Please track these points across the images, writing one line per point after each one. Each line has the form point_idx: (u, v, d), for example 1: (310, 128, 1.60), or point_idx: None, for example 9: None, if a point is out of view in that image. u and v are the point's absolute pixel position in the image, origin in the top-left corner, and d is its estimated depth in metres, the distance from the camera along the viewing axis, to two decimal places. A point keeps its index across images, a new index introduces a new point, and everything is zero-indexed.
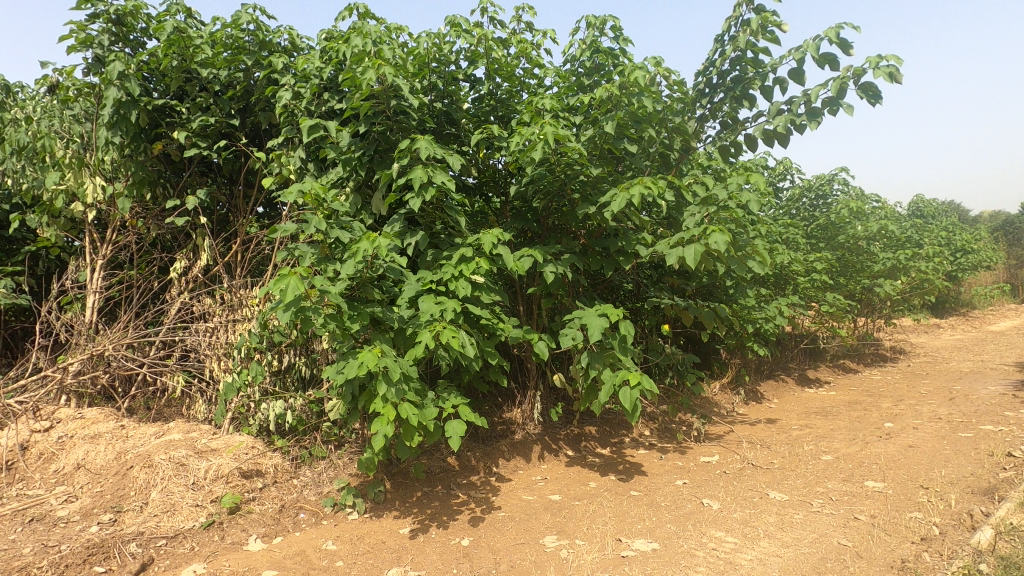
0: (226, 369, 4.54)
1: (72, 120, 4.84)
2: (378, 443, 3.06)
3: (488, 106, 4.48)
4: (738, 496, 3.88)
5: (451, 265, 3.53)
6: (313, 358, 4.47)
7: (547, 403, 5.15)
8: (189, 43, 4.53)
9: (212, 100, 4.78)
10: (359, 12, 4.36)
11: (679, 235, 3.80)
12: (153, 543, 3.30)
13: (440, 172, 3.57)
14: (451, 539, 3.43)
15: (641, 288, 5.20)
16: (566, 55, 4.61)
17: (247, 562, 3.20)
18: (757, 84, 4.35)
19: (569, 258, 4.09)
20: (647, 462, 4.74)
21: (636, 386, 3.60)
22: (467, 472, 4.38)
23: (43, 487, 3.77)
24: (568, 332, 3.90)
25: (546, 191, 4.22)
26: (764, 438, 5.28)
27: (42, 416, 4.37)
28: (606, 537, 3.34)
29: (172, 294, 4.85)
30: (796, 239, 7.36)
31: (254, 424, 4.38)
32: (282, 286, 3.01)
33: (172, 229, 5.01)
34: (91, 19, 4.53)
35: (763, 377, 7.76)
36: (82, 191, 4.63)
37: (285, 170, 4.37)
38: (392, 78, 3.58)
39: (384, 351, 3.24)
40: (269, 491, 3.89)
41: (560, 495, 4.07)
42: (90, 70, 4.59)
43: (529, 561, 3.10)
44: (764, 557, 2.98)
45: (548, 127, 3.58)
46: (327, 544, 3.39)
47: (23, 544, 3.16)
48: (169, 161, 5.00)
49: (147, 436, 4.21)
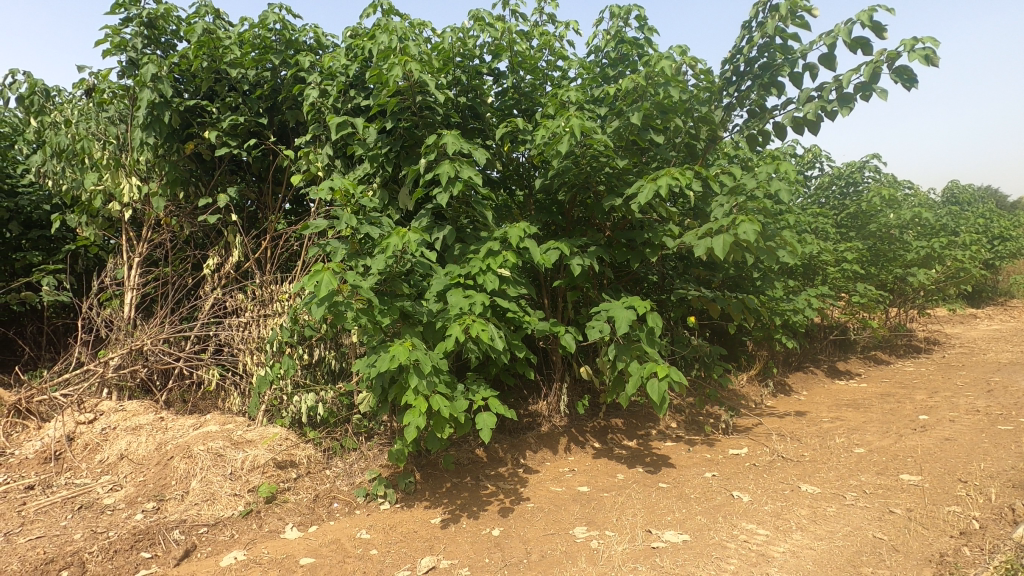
0: (259, 363, 4.66)
1: (108, 122, 4.98)
2: (411, 435, 3.11)
3: (511, 100, 4.49)
4: (769, 489, 3.85)
5: (479, 259, 3.56)
6: (342, 351, 4.54)
7: (573, 395, 5.15)
8: (218, 44, 4.66)
9: (241, 100, 4.88)
10: (383, 9, 4.37)
11: (707, 226, 3.74)
12: (195, 531, 3.42)
13: (466, 166, 3.59)
14: (482, 530, 3.48)
15: (667, 279, 5.15)
16: (590, 46, 4.59)
17: (284, 549, 3.29)
18: (786, 71, 4.27)
19: (595, 250, 4.08)
20: (675, 454, 4.73)
21: (664, 378, 3.58)
22: (495, 463, 4.43)
23: (89, 476, 3.94)
24: (595, 324, 3.90)
25: (571, 183, 4.20)
26: (794, 431, 5.21)
27: (87, 408, 4.56)
28: (635, 528, 3.35)
29: (206, 290, 4.96)
30: (825, 229, 7.23)
31: (287, 416, 4.48)
32: (316, 281, 3.07)
33: (204, 227, 5.13)
34: (125, 23, 4.65)
35: (791, 370, 7.68)
36: (119, 191, 4.78)
37: (313, 168, 4.45)
38: (418, 74, 3.61)
39: (415, 344, 3.29)
40: (303, 482, 3.99)
41: (589, 486, 4.09)
42: (125, 73, 4.73)
43: (560, 552, 3.13)
44: (796, 549, 2.96)
45: (574, 120, 3.57)
46: (361, 533, 3.46)
47: (74, 530, 3.31)
48: (201, 160, 5.10)
49: (186, 428, 4.35)
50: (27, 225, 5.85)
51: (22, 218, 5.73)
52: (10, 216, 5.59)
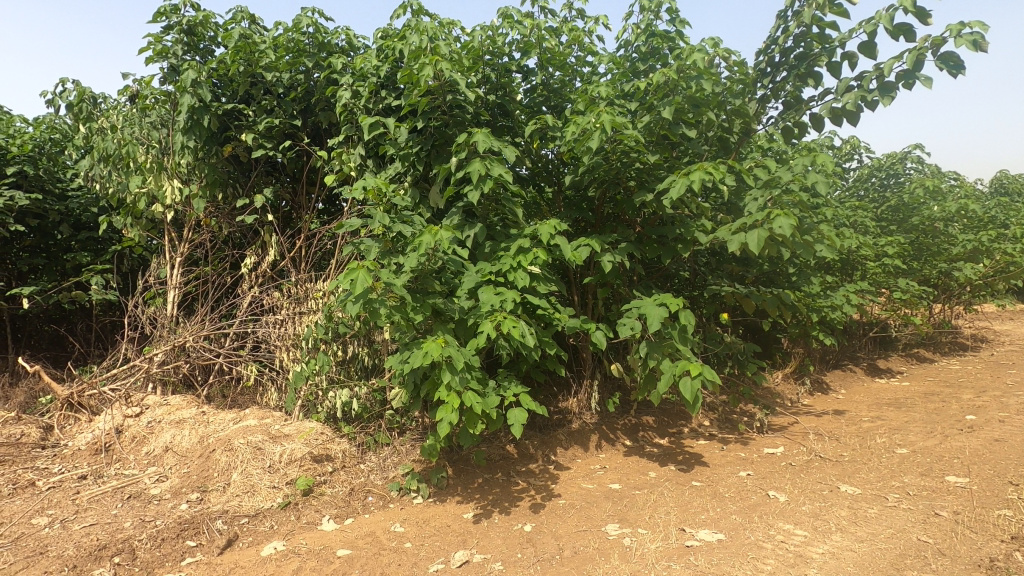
0: (295, 359, 4.78)
1: (151, 127, 5.15)
2: (444, 431, 3.15)
3: (540, 97, 4.48)
4: (807, 489, 3.77)
5: (510, 256, 3.58)
6: (375, 348, 4.61)
7: (603, 392, 5.13)
8: (254, 48, 4.80)
9: (276, 103, 5.00)
10: (412, 9, 4.42)
11: (741, 221, 3.67)
12: (237, 521, 3.54)
13: (497, 164, 3.60)
14: (514, 525, 3.50)
15: (699, 275, 5.08)
16: (620, 40, 4.55)
17: (322, 541, 3.37)
18: (824, 60, 4.16)
19: (626, 246, 4.05)
20: (708, 453, 4.66)
21: (697, 377, 3.52)
22: (526, 460, 4.45)
23: (137, 467, 4.12)
24: (627, 321, 3.87)
25: (602, 179, 4.18)
26: (833, 430, 5.09)
27: (133, 402, 4.76)
28: (669, 526, 3.33)
29: (244, 288, 5.10)
30: (864, 222, 7.02)
31: (322, 411, 4.58)
32: (351, 279, 3.14)
33: (241, 227, 5.28)
34: (166, 31, 4.82)
35: (828, 368, 7.49)
36: (161, 193, 4.96)
37: (346, 168, 4.54)
38: (448, 73, 3.64)
39: (448, 341, 3.32)
40: (338, 475, 4.09)
41: (620, 484, 4.07)
42: (166, 79, 4.90)
43: (592, 549, 3.12)
44: (836, 551, 2.90)
45: (604, 115, 3.54)
46: (395, 526, 3.52)
47: (124, 518, 3.46)
48: (238, 162, 5.25)
49: (226, 422, 4.50)
50: (77, 228, 6.13)
51: (72, 220, 6.01)
52: (61, 219, 5.87)
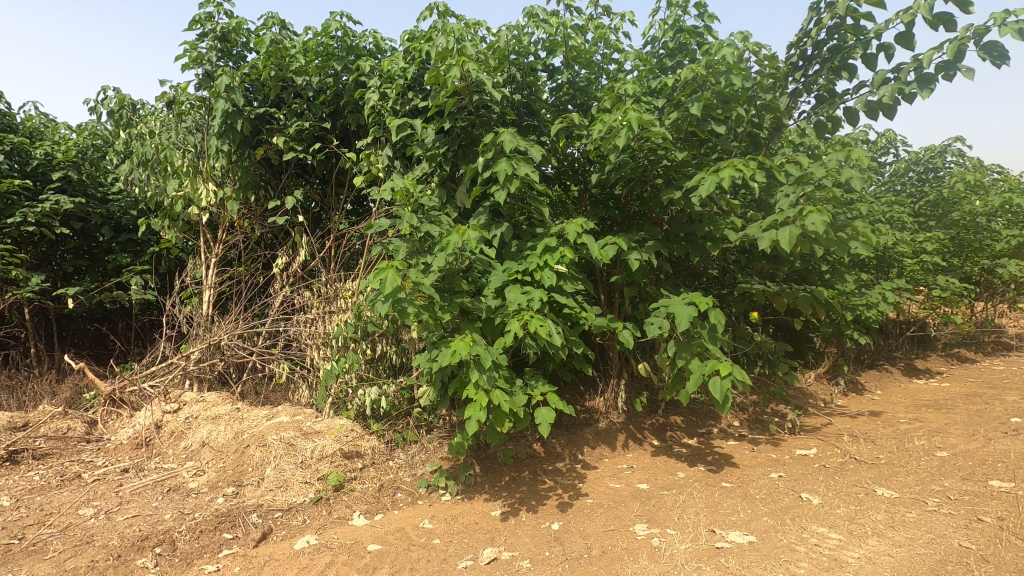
0: (325, 357, 4.87)
1: (186, 132, 5.29)
2: (472, 429, 3.18)
3: (566, 95, 4.47)
4: (841, 492, 3.68)
5: (537, 255, 3.59)
6: (403, 346, 4.67)
7: (630, 392, 5.09)
8: (285, 53, 4.90)
9: (306, 106, 5.10)
10: (439, 11, 4.45)
11: (772, 218, 3.60)
12: (271, 515, 3.64)
13: (523, 163, 3.59)
14: (542, 523, 3.51)
15: (728, 273, 5.00)
16: (646, 36, 4.51)
17: (353, 535, 3.44)
18: (859, 52, 4.05)
19: (653, 244, 4.01)
20: (737, 453, 4.60)
21: (727, 376, 3.46)
22: (553, 458, 4.46)
23: (176, 462, 4.26)
24: (654, 320, 3.83)
25: (629, 177, 4.15)
26: (868, 431, 4.96)
27: (171, 398, 4.93)
28: (698, 527, 3.29)
29: (276, 287, 5.22)
30: (901, 218, 6.81)
31: (352, 409, 4.65)
32: (381, 279, 3.18)
33: (273, 228, 5.39)
34: (200, 38, 4.96)
35: (863, 368, 7.30)
36: (197, 196, 5.12)
37: (374, 169, 4.61)
38: (475, 73, 3.66)
39: (476, 340, 3.35)
40: (368, 471, 4.16)
41: (649, 484, 4.04)
42: (201, 85, 5.04)
43: (620, 548, 3.11)
44: (872, 556, 2.83)
45: (631, 113, 3.51)
46: (424, 523, 3.57)
47: (164, 510, 3.59)
48: (270, 165, 5.37)
49: (259, 418, 4.61)
50: (117, 230, 6.36)
51: (113, 223, 6.24)
52: (103, 222, 6.10)
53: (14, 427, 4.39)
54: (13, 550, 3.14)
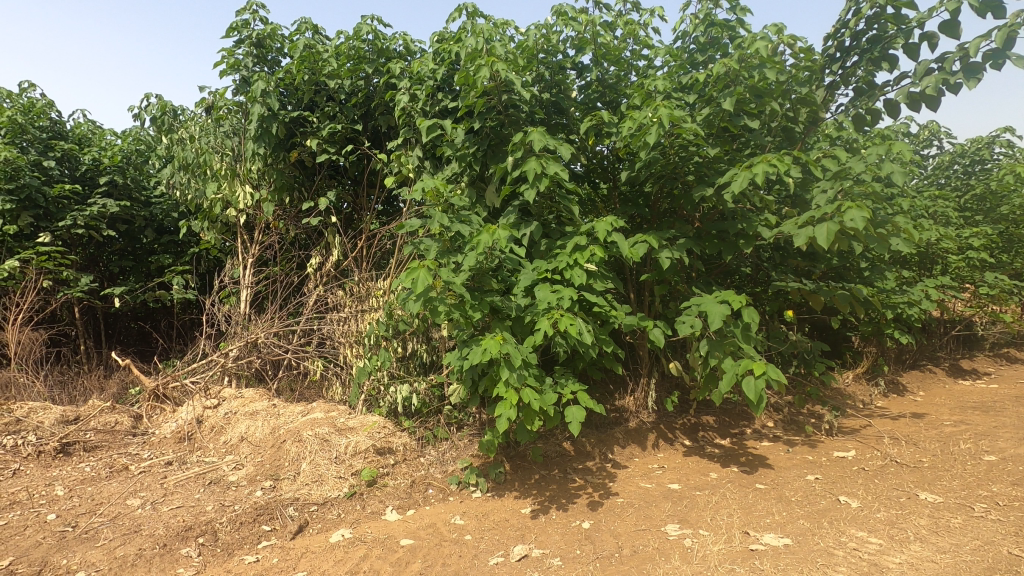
0: (358, 355, 4.96)
1: (224, 136, 5.45)
2: (502, 426, 3.20)
3: (595, 93, 4.45)
4: (882, 495, 3.58)
5: (566, 254, 3.60)
6: (433, 344, 4.73)
7: (661, 391, 5.04)
8: (318, 58, 5.02)
9: (339, 109, 5.21)
10: (468, 12, 4.48)
11: (808, 214, 3.51)
12: (307, 508, 3.74)
13: (552, 162, 3.59)
14: (573, 522, 3.51)
15: (761, 270, 4.91)
16: (677, 32, 4.45)
17: (386, 530, 3.50)
18: (900, 42, 3.92)
19: (684, 242, 3.97)
20: (772, 455, 4.51)
21: (761, 376, 3.39)
22: (583, 457, 4.45)
23: (216, 455, 4.41)
24: (686, 319, 3.78)
25: (659, 174, 4.11)
26: (910, 434, 4.80)
27: (212, 394, 5.10)
28: (731, 528, 3.25)
29: (310, 287, 5.34)
30: (946, 212, 6.56)
31: (384, 406, 4.73)
32: (413, 278, 3.23)
33: (307, 228, 5.52)
34: (237, 45, 5.11)
35: (905, 368, 7.06)
36: (235, 199, 5.28)
37: (404, 169, 4.68)
38: (504, 73, 3.68)
39: (506, 338, 3.37)
40: (400, 468, 4.23)
41: (680, 484, 4.00)
42: (238, 90, 5.19)
43: (652, 548, 3.09)
44: (915, 561, 2.74)
45: (662, 110, 3.48)
46: (456, 519, 3.61)
47: (206, 502, 3.72)
48: (304, 167, 5.49)
49: (295, 414, 4.73)
50: (159, 231, 6.62)
51: (156, 225, 6.49)
52: (147, 224, 6.35)
53: (66, 420, 4.61)
54: (67, 537, 3.30)
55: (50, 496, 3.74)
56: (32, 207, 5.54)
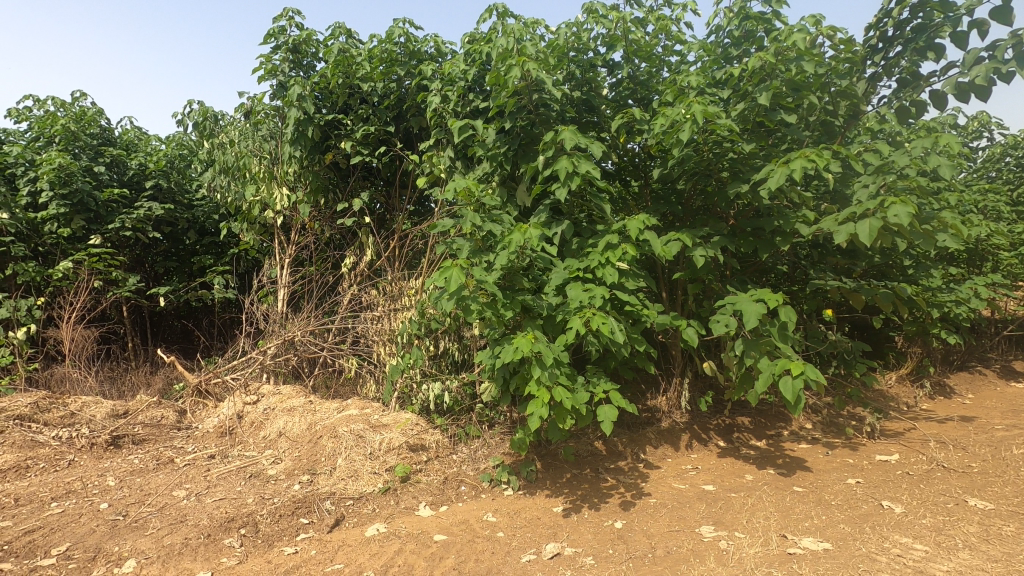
0: (391, 353, 5.05)
1: (262, 139, 5.60)
2: (534, 425, 3.21)
3: (626, 90, 4.42)
4: (927, 501, 3.45)
5: (598, 253, 3.58)
6: (464, 343, 4.77)
7: (694, 391, 4.97)
8: (352, 61, 5.12)
9: (372, 111, 5.31)
10: (498, 12, 4.50)
11: (849, 210, 3.41)
12: (343, 502, 3.82)
13: (584, 161, 3.58)
14: (605, 521, 3.50)
15: (799, 269, 4.79)
16: (710, 26, 4.38)
17: (419, 525, 3.56)
18: (947, 31, 3.79)
19: (718, 240, 3.90)
20: (811, 457, 4.40)
21: (799, 376, 3.31)
22: (615, 457, 4.43)
23: (256, 450, 4.55)
24: (720, 318, 3.72)
25: (693, 171, 4.05)
26: (958, 438, 4.61)
27: (251, 390, 5.26)
28: (768, 531, 3.19)
29: (345, 286, 5.45)
30: (996, 206, 6.28)
31: (417, 403, 4.80)
32: (446, 277, 3.27)
33: (341, 229, 5.64)
34: (274, 51, 5.25)
35: (953, 370, 6.80)
36: (273, 201, 5.43)
37: (436, 170, 4.74)
38: (535, 72, 3.69)
39: (538, 337, 3.38)
40: (433, 464, 4.28)
41: (715, 485, 3.94)
42: (276, 95, 5.33)
43: (685, 549, 3.06)
44: (963, 570, 2.64)
45: (695, 106, 3.43)
46: (488, 516, 3.64)
47: (247, 494, 3.84)
48: (338, 169, 5.61)
49: (331, 411, 4.85)
50: (201, 233, 6.87)
51: (198, 227, 6.74)
52: (189, 225, 6.60)
53: (116, 414, 4.83)
54: (118, 525, 3.46)
55: (102, 486, 3.93)
56: (83, 211, 5.82)
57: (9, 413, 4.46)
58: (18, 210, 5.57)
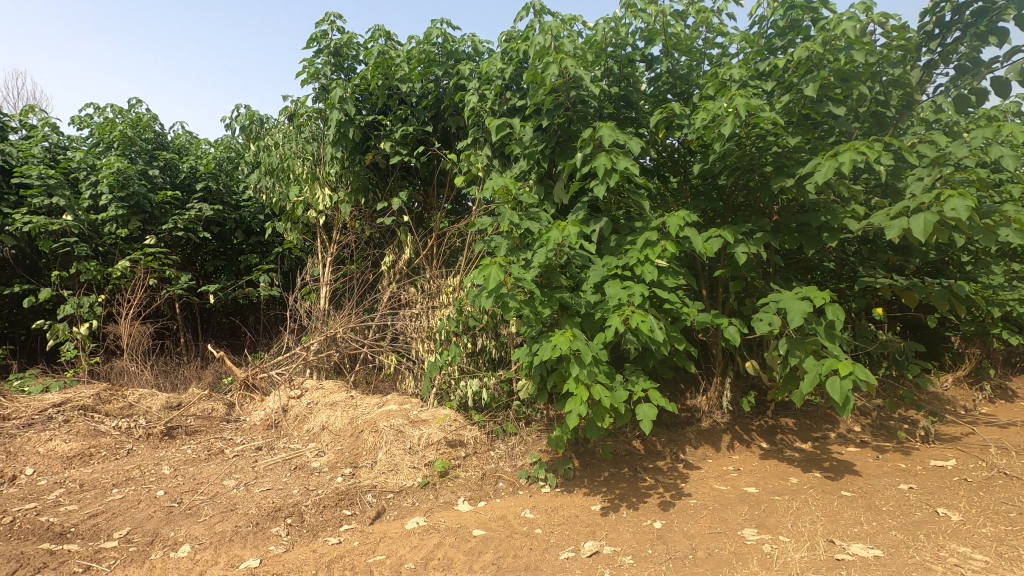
0: (429, 350, 5.13)
1: (305, 141, 5.75)
2: (573, 422, 3.21)
3: (666, 85, 4.35)
4: (987, 509, 3.28)
5: (637, 249, 3.54)
6: (501, 340, 4.80)
7: (736, 391, 4.86)
8: (391, 63, 5.22)
9: (410, 112, 5.39)
10: (535, 10, 4.49)
11: (901, 205, 3.27)
12: (384, 495, 3.91)
13: (622, 157, 3.55)
14: (644, 521, 3.48)
15: (847, 266, 4.63)
16: (753, 17, 4.27)
17: (458, 520, 3.61)
18: (1011, 13, 3.63)
19: (761, 236, 3.81)
20: (860, 461, 4.24)
21: (848, 376, 3.19)
22: (654, 456, 4.39)
23: (300, 443, 4.69)
24: (763, 316, 3.62)
25: (734, 166, 3.95)
26: (1021, 444, 4.36)
27: (295, 385, 5.42)
28: (814, 536, 3.10)
29: (384, 284, 5.56)
30: None
31: (455, 399, 4.85)
32: (485, 275, 3.30)
33: (381, 228, 5.76)
34: (317, 54, 5.39)
35: (1015, 372, 6.45)
36: (315, 201, 5.57)
37: (474, 169, 4.78)
38: (573, 69, 3.67)
39: (576, 334, 3.38)
40: (471, 460, 4.33)
41: (757, 488, 3.85)
42: (318, 98, 5.46)
43: (727, 552, 3.00)
44: None
45: (738, 99, 3.35)
46: (525, 512, 3.66)
47: (293, 485, 3.97)
48: (378, 169, 5.71)
49: (371, 406, 4.96)
50: (247, 233, 7.14)
51: (245, 227, 7.04)
52: (237, 226, 6.93)
53: (171, 406, 5.07)
54: (174, 511, 3.63)
55: (158, 474, 4.13)
56: (139, 212, 6.12)
57: (75, 403, 4.74)
58: (80, 211, 5.89)
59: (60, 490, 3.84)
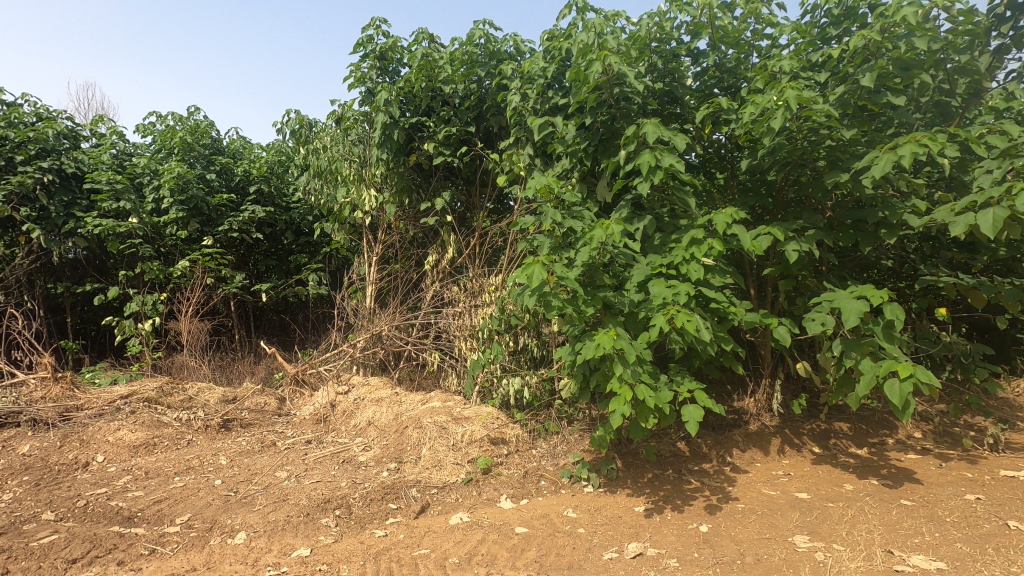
0: (472, 348, 5.18)
1: (352, 144, 5.90)
2: (617, 422, 3.17)
3: (712, 79, 4.24)
4: None
5: (682, 248, 3.46)
6: (543, 339, 4.80)
7: (786, 394, 4.71)
8: (434, 66, 5.30)
9: (453, 113, 5.45)
10: (578, 7, 4.47)
11: (968, 199, 3.08)
12: (428, 490, 3.98)
13: (667, 154, 3.49)
14: (689, 524, 3.42)
15: (907, 264, 4.41)
16: (805, 6, 4.12)
17: (501, 517, 3.64)
18: None
19: (814, 233, 3.67)
20: (921, 469, 4.04)
21: (909, 379, 3.03)
22: (699, 459, 4.31)
23: (348, 437, 4.83)
24: (816, 316, 3.48)
25: (785, 162, 3.82)
26: None
27: (342, 380, 5.57)
28: (871, 546, 2.97)
29: (428, 283, 5.66)
30: None
31: (497, 397, 4.89)
32: (528, 273, 3.31)
33: (424, 228, 5.86)
34: (363, 59, 5.52)
35: None
36: (362, 202, 5.70)
37: (516, 168, 4.80)
38: (616, 66, 3.62)
39: (620, 334, 3.34)
40: (514, 458, 4.36)
41: (809, 494, 3.72)
42: (364, 101, 5.59)
43: (778, 558, 2.92)
44: None
45: (788, 92, 3.24)
46: (568, 511, 3.66)
47: (342, 478, 4.10)
48: (422, 169, 5.80)
49: (415, 402, 5.05)
50: (297, 233, 7.41)
51: (295, 227, 7.31)
52: (287, 227, 7.21)
53: (227, 399, 5.32)
54: (231, 500, 3.80)
55: (216, 464, 4.33)
56: (198, 214, 6.42)
57: (140, 396, 5.01)
58: (145, 214, 6.23)
59: (127, 476, 4.09)
